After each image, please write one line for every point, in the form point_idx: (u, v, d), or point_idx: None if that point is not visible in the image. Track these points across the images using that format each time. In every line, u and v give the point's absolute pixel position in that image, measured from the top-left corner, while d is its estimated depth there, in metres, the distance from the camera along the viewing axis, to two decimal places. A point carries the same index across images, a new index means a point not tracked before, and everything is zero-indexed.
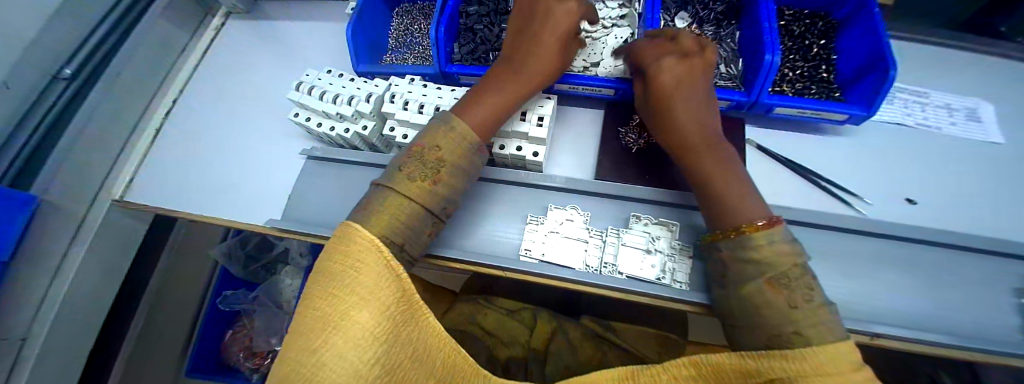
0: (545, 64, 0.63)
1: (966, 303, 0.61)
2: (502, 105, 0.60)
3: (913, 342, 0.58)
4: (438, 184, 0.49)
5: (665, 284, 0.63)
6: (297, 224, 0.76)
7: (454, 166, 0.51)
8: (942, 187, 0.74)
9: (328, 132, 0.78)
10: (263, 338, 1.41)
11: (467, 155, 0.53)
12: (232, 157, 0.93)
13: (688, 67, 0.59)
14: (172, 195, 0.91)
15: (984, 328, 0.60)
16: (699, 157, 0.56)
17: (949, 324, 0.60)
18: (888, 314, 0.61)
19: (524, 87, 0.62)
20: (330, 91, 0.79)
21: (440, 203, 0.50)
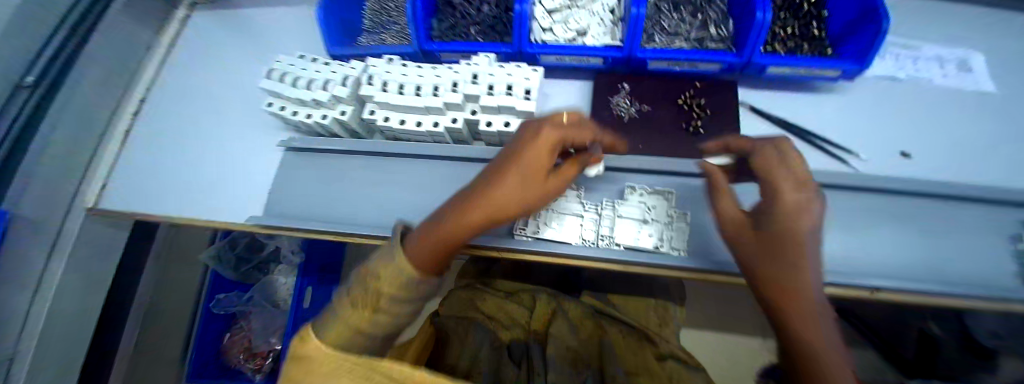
0: (523, 191, 0.50)
1: (960, 253, 0.62)
2: (458, 235, 0.49)
3: (911, 294, 0.58)
4: (380, 309, 0.44)
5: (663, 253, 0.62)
6: (281, 218, 0.73)
7: (392, 290, 0.44)
8: (936, 140, 0.73)
9: (304, 120, 0.73)
10: (262, 339, 1.42)
11: (409, 280, 0.45)
12: (210, 155, 0.88)
13: (785, 198, 0.41)
14: (151, 199, 0.86)
15: (977, 276, 0.61)
16: (778, 310, 0.40)
17: (943, 274, 0.61)
18: (886, 269, 0.61)
19: (497, 211, 0.50)
20: (303, 77, 0.74)
21: (385, 327, 0.45)
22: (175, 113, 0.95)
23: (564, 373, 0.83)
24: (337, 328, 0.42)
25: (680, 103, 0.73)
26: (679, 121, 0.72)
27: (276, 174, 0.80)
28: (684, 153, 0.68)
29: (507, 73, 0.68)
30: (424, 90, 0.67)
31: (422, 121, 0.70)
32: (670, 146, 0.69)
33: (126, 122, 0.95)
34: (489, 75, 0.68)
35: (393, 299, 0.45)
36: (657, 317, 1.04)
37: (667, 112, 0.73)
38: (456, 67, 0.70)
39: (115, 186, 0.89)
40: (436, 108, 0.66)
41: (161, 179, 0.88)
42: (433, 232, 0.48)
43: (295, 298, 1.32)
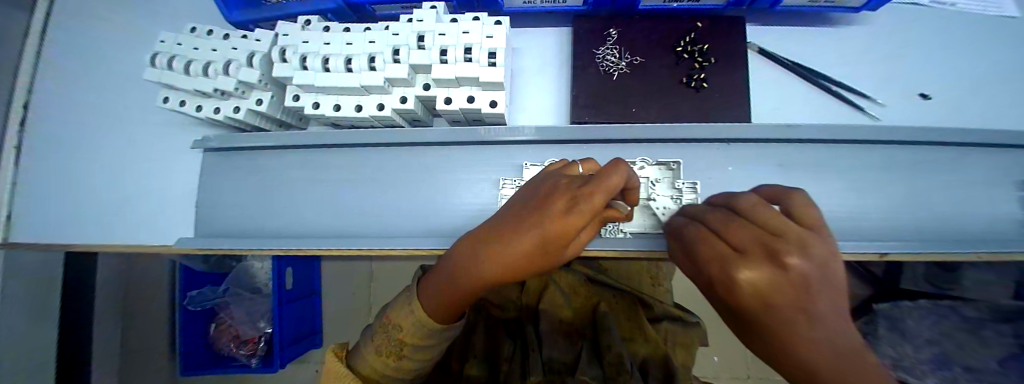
0: (533, 261, 0.45)
1: (968, 204, 0.58)
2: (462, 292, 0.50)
3: (924, 254, 0.55)
4: (403, 356, 0.56)
5: None
6: (218, 239, 0.61)
7: (414, 346, 0.56)
8: (962, 73, 0.64)
9: (212, 117, 0.58)
10: (248, 325, 1.32)
11: (426, 336, 0.55)
12: (113, 163, 0.70)
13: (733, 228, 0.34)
14: (61, 225, 0.70)
15: (985, 225, 0.58)
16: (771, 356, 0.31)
17: (947, 229, 0.58)
18: (890, 228, 0.58)
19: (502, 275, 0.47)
20: (195, 57, 0.56)
21: (412, 368, 0.58)
22: (60, 111, 0.72)
23: (560, 347, 0.83)
24: (367, 365, 0.58)
25: (679, 51, 0.60)
26: (679, 75, 0.59)
27: (199, 182, 0.65)
28: (683, 117, 0.58)
29: (462, 30, 0.52)
30: (356, 63, 0.52)
31: (362, 103, 0.55)
32: (668, 107, 0.58)
33: (15, 130, 0.72)
34: (438, 34, 0.52)
35: (416, 347, 0.56)
36: (649, 278, 1.04)
37: (664, 63, 0.60)
38: (394, 27, 0.54)
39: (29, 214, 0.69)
40: (376, 87, 0.51)
41: (61, 194, 0.70)
42: (440, 291, 0.52)
43: (276, 278, 1.17)
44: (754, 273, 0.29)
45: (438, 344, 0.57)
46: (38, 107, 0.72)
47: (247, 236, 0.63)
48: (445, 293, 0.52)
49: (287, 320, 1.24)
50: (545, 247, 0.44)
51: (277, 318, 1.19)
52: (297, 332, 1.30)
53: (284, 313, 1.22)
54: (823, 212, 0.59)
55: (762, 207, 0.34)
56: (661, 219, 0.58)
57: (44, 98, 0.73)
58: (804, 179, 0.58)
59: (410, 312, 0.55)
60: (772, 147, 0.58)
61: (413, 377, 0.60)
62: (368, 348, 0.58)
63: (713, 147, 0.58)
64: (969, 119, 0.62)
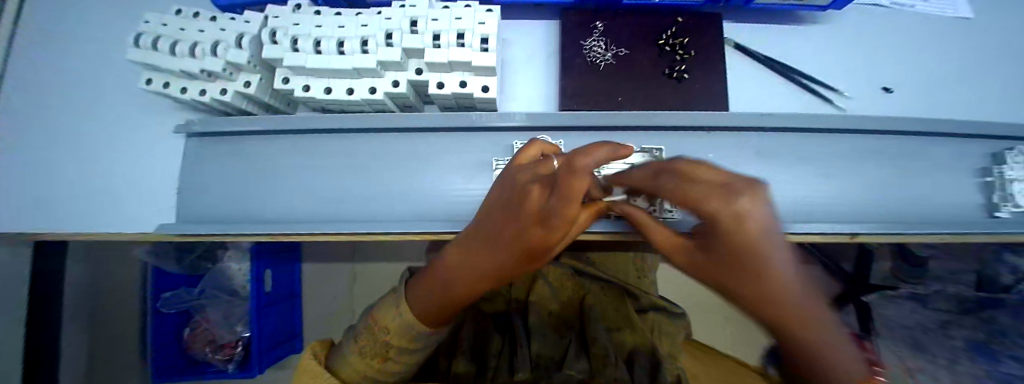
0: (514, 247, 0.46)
1: (928, 188, 0.64)
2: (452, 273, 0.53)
3: (889, 235, 0.59)
4: (389, 358, 0.56)
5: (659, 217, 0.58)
6: (205, 225, 0.60)
7: (399, 347, 0.55)
8: (920, 70, 0.69)
9: (199, 99, 0.57)
10: (225, 329, 1.26)
11: (412, 337, 0.55)
12: (88, 151, 0.67)
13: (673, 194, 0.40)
14: (32, 214, 0.66)
15: (938, 208, 0.63)
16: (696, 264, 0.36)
17: (911, 211, 0.63)
18: (856, 212, 0.63)
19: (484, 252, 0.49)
20: (181, 38, 0.55)
21: (396, 371, 0.57)
22: (33, 96, 0.69)
23: (549, 341, 0.83)
24: (351, 367, 0.56)
25: (661, 43, 0.63)
26: (661, 67, 0.62)
27: (181, 169, 0.64)
28: (667, 105, 0.61)
29: (455, 16, 0.53)
30: (349, 46, 0.52)
31: (354, 87, 0.55)
32: (652, 96, 0.61)
33: None
34: (431, 19, 0.53)
35: (402, 348, 0.56)
36: (635, 270, 1.07)
37: (648, 55, 0.63)
38: (387, 12, 0.54)
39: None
40: (369, 69, 0.52)
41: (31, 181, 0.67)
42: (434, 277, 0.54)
43: (254, 281, 1.13)
44: (745, 204, 0.28)
45: (424, 346, 0.57)
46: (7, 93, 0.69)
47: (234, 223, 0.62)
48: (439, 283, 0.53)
49: (264, 326, 1.19)
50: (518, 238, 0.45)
51: (257, 320, 1.14)
52: (277, 336, 1.27)
53: (263, 316, 1.18)
54: (800, 196, 0.62)
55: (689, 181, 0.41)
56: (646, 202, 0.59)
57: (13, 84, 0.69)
58: (779, 165, 0.62)
59: (398, 314, 0.55)
60: (751, 135, 0.61)
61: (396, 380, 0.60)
62: (350, 349, 0.57)
63: (696, 134, 0.61)
64: (925, 113, 0.67)
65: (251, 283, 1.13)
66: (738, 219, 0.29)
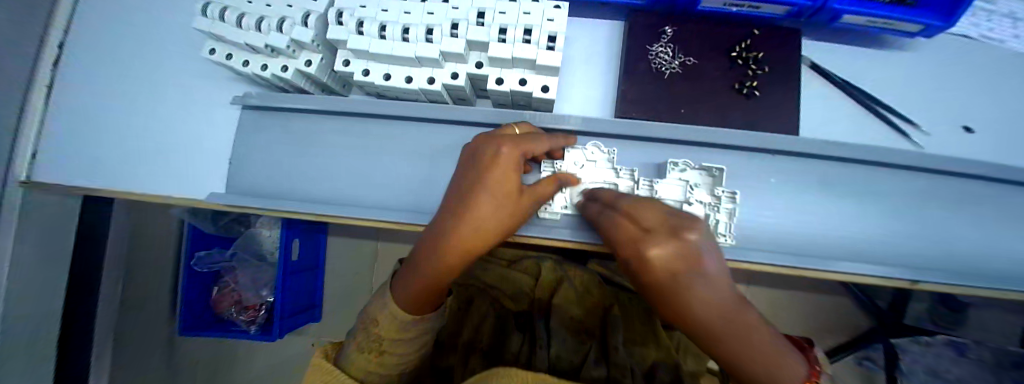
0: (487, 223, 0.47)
1: (1003, 241, 0.59)
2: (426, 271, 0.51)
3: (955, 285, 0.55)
4: (385, 351, 0.54)
5: None
6: (250, 198, 0.61)
7: (394, 338, 0.54)
8: (1014, 110, 0.63)
9: (259, 73, 0.57)
10: (252, 292, 1.32)
11: (406, 327, 0.54)
12: (145, 112, 0.69)
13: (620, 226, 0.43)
14: (91, 168, 0.69)
15: (1011, 263, 0.59)
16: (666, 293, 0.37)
17: (978, 263, 0.59)
18: (920, 257, 0.59)
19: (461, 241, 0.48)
20: (248, 11, 0.55)
21: (396, 363, 0.56)
22: (101, 53, 0.72)
23: (568, 345, 0.82)
24: (355, 362, 0.55)
25: (734, 56, 0.59)
26: (731, 81, 0.59)
27: (234, 139, 0.65)
28: (731, 122, 0.57)
29: (523, 11, 0.51)
30: (413, 33, 0.51)
31: (413, 75, 0.55)
32: (717, 112, 0.58)
33: (48, 67, 0.71)
34: (499, 12, 0.51)
35: (396, 341, 0.54)
36: None
37: (717, 67, 0.59)
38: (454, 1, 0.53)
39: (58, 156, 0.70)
40: (431, 59, 0.51)
41: (91, 136, 0.70)
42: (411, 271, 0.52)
43: (283, 250, 1.16)
44: (661, 250, 0.35)
45: (417, 336, 0.56)
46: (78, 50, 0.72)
47: (279, 198, 0.63)
48: (418, 279, 0.50)
49: (288, 291, 1.24)
50: (513, 205, 0.48)
51: (281, 288, 1.18)
52: (298, 303, 1.32)
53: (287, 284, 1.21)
54: (860, 234, 0.58)
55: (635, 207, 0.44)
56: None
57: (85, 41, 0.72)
58: (844, 198, 0.58)
59: (383, 305, 0.55)
60: (815, 164, 0.58)
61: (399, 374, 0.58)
62: (351, 346, 0.56)
63: (757, 156, 0.58)
64: (1014, 158, 0.62)
65: (280, 250, 1.16)
66: (660, 259, 0.36)
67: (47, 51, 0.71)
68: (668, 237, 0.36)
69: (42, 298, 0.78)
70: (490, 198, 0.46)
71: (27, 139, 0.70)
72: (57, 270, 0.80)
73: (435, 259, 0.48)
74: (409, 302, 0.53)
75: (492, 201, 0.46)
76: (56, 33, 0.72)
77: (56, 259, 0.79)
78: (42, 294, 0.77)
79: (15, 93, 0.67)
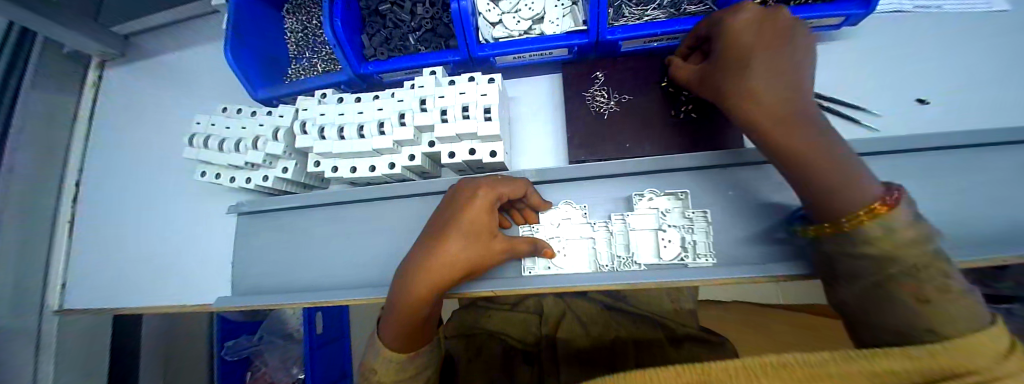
0: (469, 252, 0.49)
1: None
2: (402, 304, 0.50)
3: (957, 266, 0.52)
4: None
5: (690, 266, 0.54)
6: (249, 298, 0.67)
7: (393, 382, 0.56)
8: (963, 73, 0.63)
9: (245, 186, 0.65)
10: (282, 372, 1.36)
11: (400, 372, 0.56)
12: (156, 232, 0.77)
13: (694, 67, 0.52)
14: (115, 289, 0.78)
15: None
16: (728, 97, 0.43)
17: None
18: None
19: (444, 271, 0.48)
20: (229, 136, 0.63)
21: None
22: (117, 187, 0.83)
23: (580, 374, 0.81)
24: None
25: (664, 85, 0.63)
26: (667, 109, 0.62)
27: (232, 243, 0.72)
28: (677, 146, 0.60)
29: (459, 91, 0.57)
30: (367, 129, 0.57)
31: (375, 164, 0.60)
32: (663, 139, 0.61)
33: (69, 207, 0.87)
34: (438, 97, 0.57)
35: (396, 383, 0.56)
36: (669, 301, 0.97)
37: (651, 99, 0.63)
38: (399, 93, 0.59)
39: (81, 281, 0.81)
40: (387, 149, 0.57)
41: (110, 263, 0.79)
42: (392, 317, 0.51)
43: (306, 326, 1.25)
44: (749, 17, 0.45)
45: (418, 373, 0.57)
46: (97, 189, 0.85)
47: (277, 290, 0.69)
48: (397, 321, 0.51)
49: (318, 365, 1.28)
50: (479, 239, 0.50)
51: (309, 362, 1.24)
52: (328, 377, 1.33)
53: (315, 359, 1.26)
54: None
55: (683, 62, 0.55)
56: (673, 251, 0.55)
57: (99, 180, 0.85)
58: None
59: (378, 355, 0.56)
60: None
61: None
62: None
63: None
64: (979, 119, 0.60)
65: (305, 324, 1.26)
66: (747, 29, 0.44)
67: (63, 194, 0.87)
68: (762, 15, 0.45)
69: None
70: (453, 228, 0.49)
71: (54, 270, 0.84)
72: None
73: (405, 297, 0.48)
74: (398, 339, 0.53)
75: (454, 234, 0.49)
76: (71, 177, 0.88)
77: (89, 376, 0.88)
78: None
79: (36, 239, 0.82)
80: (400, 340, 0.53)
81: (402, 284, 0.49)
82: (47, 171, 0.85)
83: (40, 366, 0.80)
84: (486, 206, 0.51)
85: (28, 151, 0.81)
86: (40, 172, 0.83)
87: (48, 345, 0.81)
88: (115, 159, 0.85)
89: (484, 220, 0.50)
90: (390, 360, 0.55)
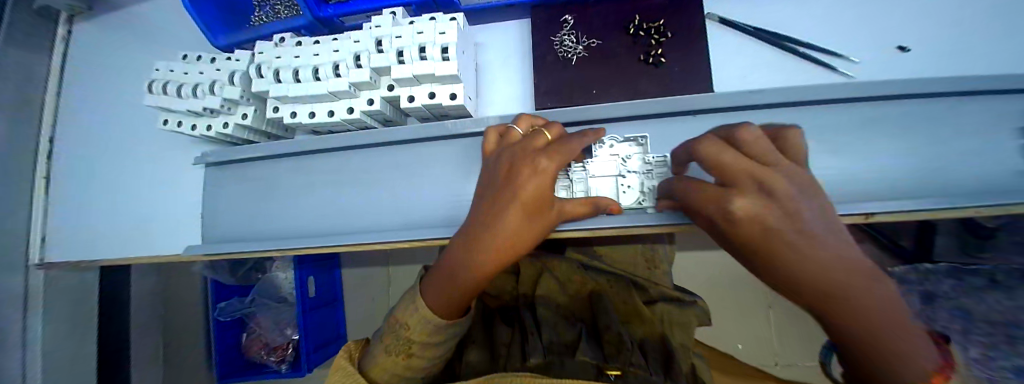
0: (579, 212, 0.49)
1: (1001, 156, 0.50)
2: (454, 281, 0.47)
3: (928, 214, 0.49)
4: (413, 355, 0.49)
5: (646, 209, 0.55)
6: (217, 246, 0.68)
7: (423, 343, 0.48)
8: (968, 10, 0.57)
9: (206, 133, 0.64)
10: (276, 332, 1.33)
11: (436, 331, 0.48)
12: (132, 186, 0.78)
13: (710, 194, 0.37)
14: (99, 240, 0.79)
15: (1019, 175, 0.50)
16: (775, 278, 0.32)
17: (975, 185, 0.51)
18: (890, 189, 0.53)
19: (513, 245, 0.45)
20: (185, 80, 0.61)
21: (423, 366, 0.50)
22: (94, 140, 0.81)
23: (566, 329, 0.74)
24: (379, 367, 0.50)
25: (636, 29, 0.60)
26: (637, 53, 0.60)
27: (203, 196, 0.72)
28: (645, 91, 0.58)
29: (417, 31, 0.54)
30: (323, 71, 0.55)
31: (333, 109, 0.59)
32: (631, 85, 0.59)
33: (45, 162, 0.84)
34: (395, 37, 0.54)
35: (424, 345, 0.49)
36: (644, 260, 0.97)
37: (621, 43, 0.60)
38: (355, 34, 0.57)
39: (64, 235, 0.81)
40: (343, 92, 0.55)
41: (93, 217, 0.79)
42: (444, 287, 0.47)
43: (299, 287, 1.22)
44: (746, 201, 0.32)
45: (451, 340, 0.50)
46: (71, 142, 0.83)
47: (247, 239, 0.70)
48: (454, 295, 0.47)
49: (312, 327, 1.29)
50: (544, 193, 0.45)
51: (304, 326, 1.23)
52: (321, 337, 1.34)
53: (308, 318, 1.26)
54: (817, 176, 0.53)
55: (728, 152, 0.36)
56: (632, 195, 0.56)
57: (71, 133, 0.83)
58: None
59: (414, 310, 0.49)
60: (753, 113, 0.54)
61: (428, 375, 0.53)
62: (378, 347, 0.51)
63: (679, 120, 0.55)
64: (971, 63, 0.57)
65: (296, 288, 1.23)
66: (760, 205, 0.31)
67: (40, 149, 0.83)
68: (756, 186, 0.32)
69: (74, 369, 0.87)
70: (523, 181, 0.44)
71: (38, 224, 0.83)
72: (87, 341, 0.90)
73: (461, 268, 0.46)
74: (448, 312, 0.48)
75: (498, 198, 0.45)
76: (46, 134, 0.83)
77: (83, 331, 0.89)
78: (72, 364, 0.87)
79: (20, 194, 0.81)
80: (451, 311, 0.48)
81: (458, 252, 0.47)
82: (21, 128, 0.79)
83: (29, 320, 0.79)
84: (532, 161, 0.44)
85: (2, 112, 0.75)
86: (14, 134, 0.77)
87: (37, 297, 0.81)
88: (87, 111, 0.83)
89: (568, 160, 0.45)
90: (429, 322, 0.47)
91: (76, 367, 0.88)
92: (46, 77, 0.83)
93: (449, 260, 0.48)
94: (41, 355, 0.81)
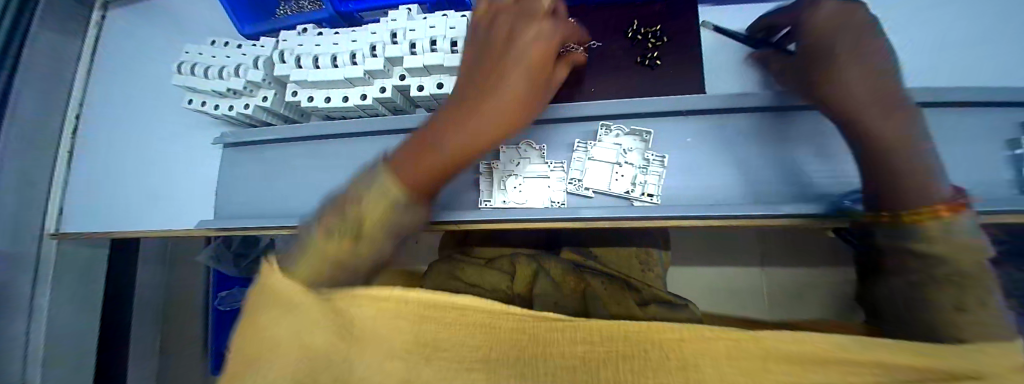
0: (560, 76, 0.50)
1: (985, 166, 0.52)
2: (428, 152, 0.42)
3: None
4: None
5: (634, 199, 0.59)
6: (228, 223, 0.71)
7: None
8: None
9: (226, 113, 0.68)
10: None
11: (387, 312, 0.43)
12: (152, 163, 0.82)
13: None
14: (116, 214, 0.83)
15: (1000, 185, 0.52)
16: None
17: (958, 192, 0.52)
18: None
19: (503, 94, 0.43)
20: (212, 63, 0.66)
21: None
22: (118, 119, 0.86)
23: None
24: None
25: (633, 34, 0.64)
26: (633, 56, 0.64)
27: (218, 174, 0.76)
28: (640, 90, 0.62)
29: (430, 25, 0.59)
30: (340, 59, 0.60)
31: (348, 95, 0.63)
32: (627, 85, 0.63)
33: (68, 137, 0.87)
34: (409, 30, 0.59)
35: None
36: (638, 263, 0.99)
37: (619, 46, 0.65)
38: (373, 27, 0.61)
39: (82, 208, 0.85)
40: (358, 78, 0.59)
41: (113, 192, 0.83)
42: (417, 160, 0.41)
43: None
44: None
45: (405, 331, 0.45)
46: (97, 121, 0.88)
47: (257, 217, 0.73)
48: (425, 165, 0.41)
49: None
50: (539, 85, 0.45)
51: None
52: None
53: None
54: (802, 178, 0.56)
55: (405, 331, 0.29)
56: (623, 184, 0.59)
57: (98, 112, 0.88)
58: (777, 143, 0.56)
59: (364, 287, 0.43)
60: (742, 114, 0.56)
61: None
62: None
63: (671, 119, 0.59)
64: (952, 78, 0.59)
65: None
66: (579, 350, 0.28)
67: (66, 125, 0.87)
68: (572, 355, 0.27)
69: (73, 343, 0.89)
70: (523, 61, 0.43)
71: (56, 196, 0.86)
72: (88, 318, 0.92)
73: (443, 139, 0.42)
74: (416, 187, 0.41)
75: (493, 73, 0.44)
76: (72, 111, 0.88)
77: (84, 303, 0.91)
78: (74, 338, 0.89)
79: (43, 165, 0.84)
80: (421, 186, 0.41)
81: (438, 132, 0.43)
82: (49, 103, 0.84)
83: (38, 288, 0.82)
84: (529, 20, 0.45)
85: (33, 89, 0.79)
86: (43, 109, 0.81)
87: (47, 267, 0.84)
88: (113, 91, 0.88)
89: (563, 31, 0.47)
90: (391, 198, 0.38)
91: (76, 341, 0.90)
92: (79, 58, 0.88)
93: (429, 134, 0.43)
94: (45, 322, 0.83)
